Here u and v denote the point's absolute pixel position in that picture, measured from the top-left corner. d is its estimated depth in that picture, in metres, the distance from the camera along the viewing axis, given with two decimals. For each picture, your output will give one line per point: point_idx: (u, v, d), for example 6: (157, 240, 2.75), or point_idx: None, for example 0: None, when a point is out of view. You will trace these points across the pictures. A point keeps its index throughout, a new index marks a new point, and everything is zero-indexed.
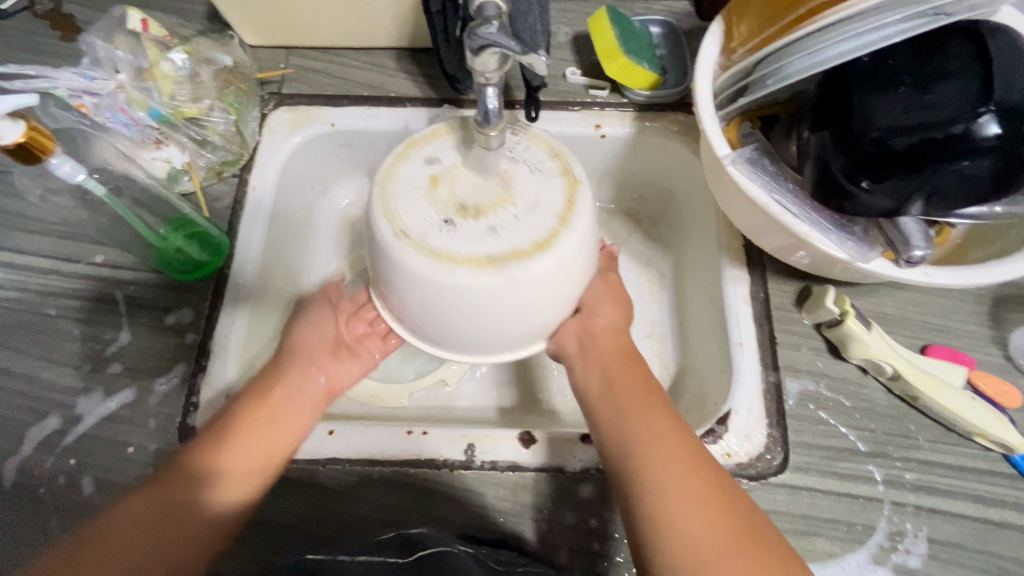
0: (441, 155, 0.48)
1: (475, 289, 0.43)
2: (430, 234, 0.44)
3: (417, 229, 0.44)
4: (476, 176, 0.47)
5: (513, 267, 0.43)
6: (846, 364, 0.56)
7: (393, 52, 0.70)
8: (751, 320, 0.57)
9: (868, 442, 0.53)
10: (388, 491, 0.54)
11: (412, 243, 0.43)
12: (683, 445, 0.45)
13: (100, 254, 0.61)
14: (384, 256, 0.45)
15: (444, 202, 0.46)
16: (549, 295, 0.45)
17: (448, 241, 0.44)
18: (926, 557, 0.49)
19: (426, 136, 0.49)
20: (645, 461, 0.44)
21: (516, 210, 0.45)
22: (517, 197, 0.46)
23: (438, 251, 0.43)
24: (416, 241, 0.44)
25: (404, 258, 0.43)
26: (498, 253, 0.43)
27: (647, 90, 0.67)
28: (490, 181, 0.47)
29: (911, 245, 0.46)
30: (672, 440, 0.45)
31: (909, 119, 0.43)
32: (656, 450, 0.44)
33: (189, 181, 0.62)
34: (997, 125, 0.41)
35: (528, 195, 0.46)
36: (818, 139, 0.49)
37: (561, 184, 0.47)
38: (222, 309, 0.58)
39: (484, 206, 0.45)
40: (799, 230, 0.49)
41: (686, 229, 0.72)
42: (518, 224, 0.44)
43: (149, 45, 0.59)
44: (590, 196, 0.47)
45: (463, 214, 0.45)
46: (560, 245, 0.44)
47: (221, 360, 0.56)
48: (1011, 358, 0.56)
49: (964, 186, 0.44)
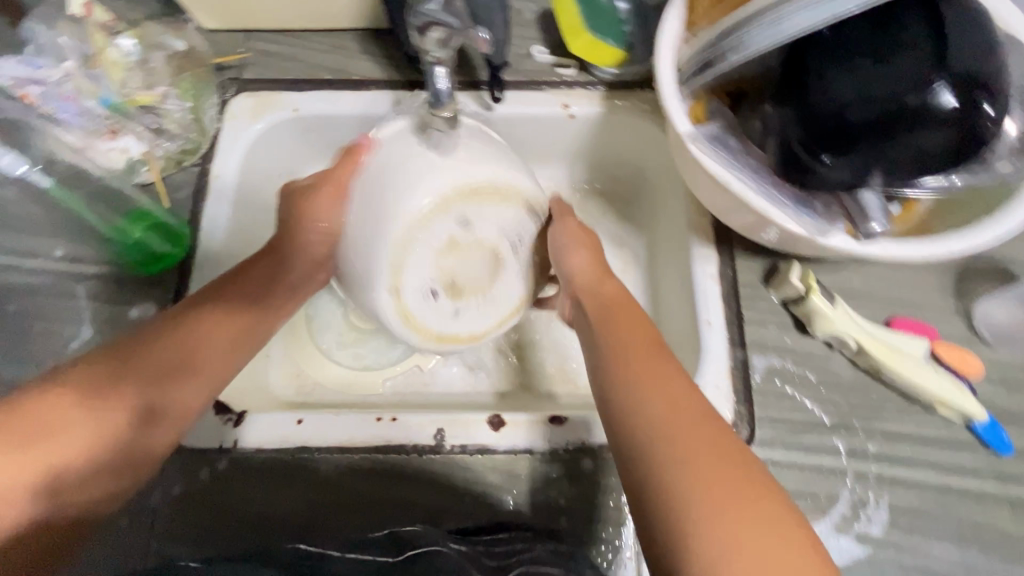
0: (471, 222, 0.49)
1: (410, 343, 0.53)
2: (415, 296, 0.50)
3: (406, 288, 0.49)
4: (479, 260, 0.51)
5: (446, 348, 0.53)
6: (813, 339, 0.56)
7: (355, 34, 0.69)
8: (719, 298, 0.57)
9: (833, 415, 0.54)
10: (363, 478, 0.54)
11: (398, 302, 0.49)
12: (722, 441, 0.40)
13: (58, 248, 0.59)
14: (369, 291, 0.50)
15: (446, 273, 0.50)
16: None
17: (421, 308, 0.50)
18: (886, 525, 0.50)
19: (475, 192, 0.48)
20: (682, 455, 0.39)
21: (484, 305, 0.52)
22: (494, 291, 0.52)
23: (409, 314, 0.50)
24: (403, 302, 0.49)
25: (389, 309, 0.50)
26: (447, 335, 0.52)
27: (615, 68, 0.66)
28: (485, 267, 0.51)
29: (869, 219, 0.47)
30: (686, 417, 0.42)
31: (865, 91, 0.43)
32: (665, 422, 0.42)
33: (148, 172, 0.60)
34: (951, 95, 0.41)
35: (500, 295, 0.52)
36: (781, 114, 0.49)
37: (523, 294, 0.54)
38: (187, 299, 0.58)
39: (468, 290, 0.51)
40: (760, 207, 0.48)
41: (657, 209, 0.72)
42: (476, 315, 0.52)
43: (95, 31, 0.58)
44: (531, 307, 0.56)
45: (448, 293, 0.51)
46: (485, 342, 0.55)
47: None
48: (973, 329, 0.57)
49: (920, 158, 0.43)
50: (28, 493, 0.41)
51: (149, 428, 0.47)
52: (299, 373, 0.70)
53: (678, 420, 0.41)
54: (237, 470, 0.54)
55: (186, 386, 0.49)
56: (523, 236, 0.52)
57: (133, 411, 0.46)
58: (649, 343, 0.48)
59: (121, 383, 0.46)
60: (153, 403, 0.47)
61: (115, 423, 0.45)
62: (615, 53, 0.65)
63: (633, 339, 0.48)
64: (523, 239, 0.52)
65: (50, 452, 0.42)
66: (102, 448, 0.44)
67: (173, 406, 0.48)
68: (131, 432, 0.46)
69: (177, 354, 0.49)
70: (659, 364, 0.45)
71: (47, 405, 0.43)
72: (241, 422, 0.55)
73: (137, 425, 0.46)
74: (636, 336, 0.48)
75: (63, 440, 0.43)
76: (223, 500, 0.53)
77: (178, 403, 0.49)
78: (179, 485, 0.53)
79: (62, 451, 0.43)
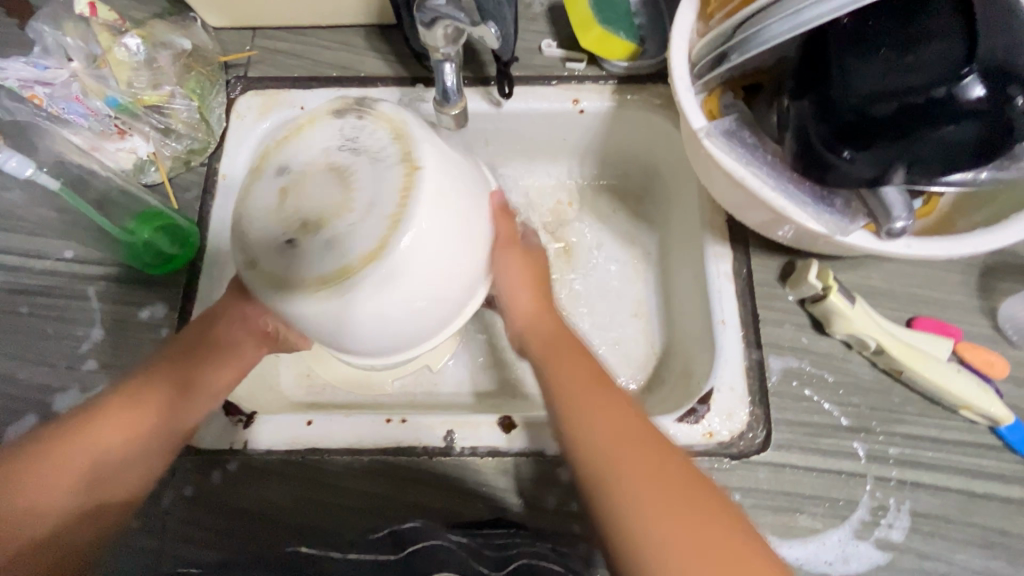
0: (286, 165, 0.52)
1: (336, 308, 0.48)
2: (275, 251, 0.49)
3: (263, 252, 0.50)
4: (320, 180, 0.50)
5: (346, 286, 0.47)
6: (831, 339, 0.55)
7: (362, 29, 0.67)
8: (734, 297, 0.56)
9: (852, 417, 0.52)
10: (371, 480, 0.54)
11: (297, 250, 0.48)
12: (669, 461, 0.41)
13: (69, 250, 0.60)
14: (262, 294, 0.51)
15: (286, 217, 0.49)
16: (427, 294, 0.50)
17: (295, 261, 0.48)
18: (907, 531, 0.49)
19: (278, 145, 0.53)
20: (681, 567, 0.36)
21: (354, 216, 0.48)
22: (355, 200, 0.49)
23: (285, 275, 0.48)
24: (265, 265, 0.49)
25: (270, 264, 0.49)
26: (330, 272, 0.47)
27: (626, 61, 0.64)
28: (330, 184, 0.49)
29: (892, 216, 0.44)
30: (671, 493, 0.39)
31: (889, 84, 0.41)
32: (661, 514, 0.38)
33: (156, 172, 0.60)
34: (981, 87, 0.39)
35: (363, 198, 0.48)
36: (797, 108, 0.46)
37: (399, 173, 0.48)
38: (198, 299, 0.58)
39: (324, 215, 0.48)
40: (777, 204, 0.47)
41: (670, 205, 0.70)
42: (356, 231, 0.48)
43: (101, 29, 0.57)
44: (430, 180, 0.48)
45: (302, 231, 0.48)
46: (392, 250, 0.47)
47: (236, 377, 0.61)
48: (1000, 329, 0.55)
49: (947, 154, 0.42)
50: (77, 486, 0.44)
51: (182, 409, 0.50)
52: (309, 372, 0.69)
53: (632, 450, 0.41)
54: (248, 471, 0.54)
55: (212, 369, 0.52)
56: (348, 135, 0.52)
57: (162, 396, 0.49)
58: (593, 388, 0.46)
59: (144, 376, 0.50)
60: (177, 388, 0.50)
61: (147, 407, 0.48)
62: (628, 48, 0.63)
63: (587, 375, 0.47)
64: (351, 139, 0.51)
65: (83, 452, 0.45)
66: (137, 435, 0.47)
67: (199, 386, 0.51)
68: (167, 414, 0.49)
69: (180, 353, 0.52)
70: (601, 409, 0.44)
71: (88, 407, 0.47)
72: (250, 423, 0.55)
73: (166, 409, 0.49)
74: (571, 376, 0.47)
75: (91, 438, 0.45)
76: (234, 501, 0.53)
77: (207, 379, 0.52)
78: (190, 486, 0.53)
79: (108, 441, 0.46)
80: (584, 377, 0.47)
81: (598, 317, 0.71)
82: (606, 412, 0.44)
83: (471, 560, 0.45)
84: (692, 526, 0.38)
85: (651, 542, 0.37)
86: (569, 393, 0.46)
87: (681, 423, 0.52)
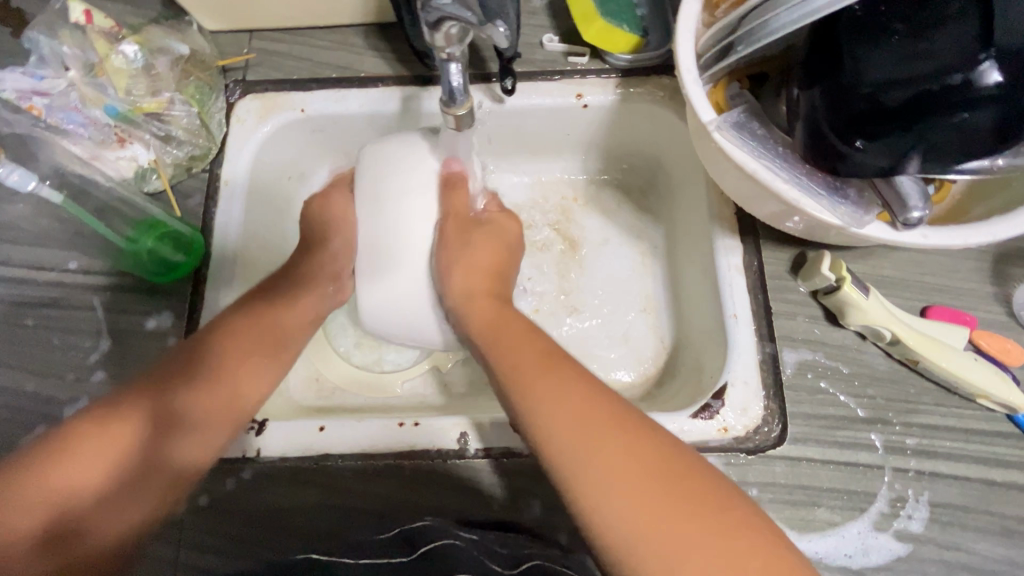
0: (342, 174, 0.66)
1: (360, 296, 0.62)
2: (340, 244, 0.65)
3: None
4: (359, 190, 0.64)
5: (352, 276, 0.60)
6: (845, 330, 0.54)
7: (361, 29, 0.66)
8: (745, 290, 0.56)
9: (868, 409, 0.52)
10: (384, 484, 0.53)
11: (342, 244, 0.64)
12: (632, 428, 0.40)
13: (73, 261, 0.59)
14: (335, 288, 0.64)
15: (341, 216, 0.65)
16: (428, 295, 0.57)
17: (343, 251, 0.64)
18: (926, 521, 0.49)
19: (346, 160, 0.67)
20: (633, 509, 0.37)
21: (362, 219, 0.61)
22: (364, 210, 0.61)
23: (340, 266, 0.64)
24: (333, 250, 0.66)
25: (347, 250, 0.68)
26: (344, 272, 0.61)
27: (630, 54, 0.63)
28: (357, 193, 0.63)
29: (908, 206, 0.43)
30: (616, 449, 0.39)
31: (902, 71, 0.41)
32: (603, 460, 0.38)
33: (158, 180, 0.59)
34: (997, 73, 0.38)
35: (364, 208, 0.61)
36: (808, 98, 0.46)
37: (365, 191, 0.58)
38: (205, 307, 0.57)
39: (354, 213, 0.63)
40: (789, 196, 0.46)
41: (677, 198, 0.70)
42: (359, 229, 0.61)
43: (96, 37, 0.57)
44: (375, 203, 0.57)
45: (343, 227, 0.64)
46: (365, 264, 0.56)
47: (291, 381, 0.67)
48: (1015, 315, 0.54)
49: (964, 142, 0.41)
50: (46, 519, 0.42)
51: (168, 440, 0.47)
52: (318, 377, 0.69)
53: (594, 419, 0.40)
54: (263, 477, 0.53)
55: (191, 393, 0.49)
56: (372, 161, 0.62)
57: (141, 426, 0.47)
58: (545, 365, 0.45)
59: (121, 400, 0.47)
60: (165, 413, 0.48)
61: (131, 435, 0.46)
62: (631, 39, 0.62)
63: (540, 348, 0.47)
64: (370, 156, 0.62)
65: (60, 485, 0.43)
66: (124, 463, 0.45)
67: (186, 413, 0.48)
68: (146, 446, 0.46)
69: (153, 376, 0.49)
70: (552, 379, 0.43)
71: (66, 438, 0.45)
72: (262, 431, 0.54)
73: (150, 439, 0.47)
74: (524, 356, 0.47)
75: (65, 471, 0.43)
76: (249, 509, 0.53)
77: (187, 408, 0.49)
78: (204, 495, 0.53)
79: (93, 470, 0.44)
80: (537, 351, 0.47)
81: (606, 314, 0.70)
82: (540, 371, 0.44)
83: (488, 561, 0.44)
84: (641, 479, 0.37)
85: (599, 498, 0.38)
86: (519, 373, 0.45)
87: (696, 419, 0.51)
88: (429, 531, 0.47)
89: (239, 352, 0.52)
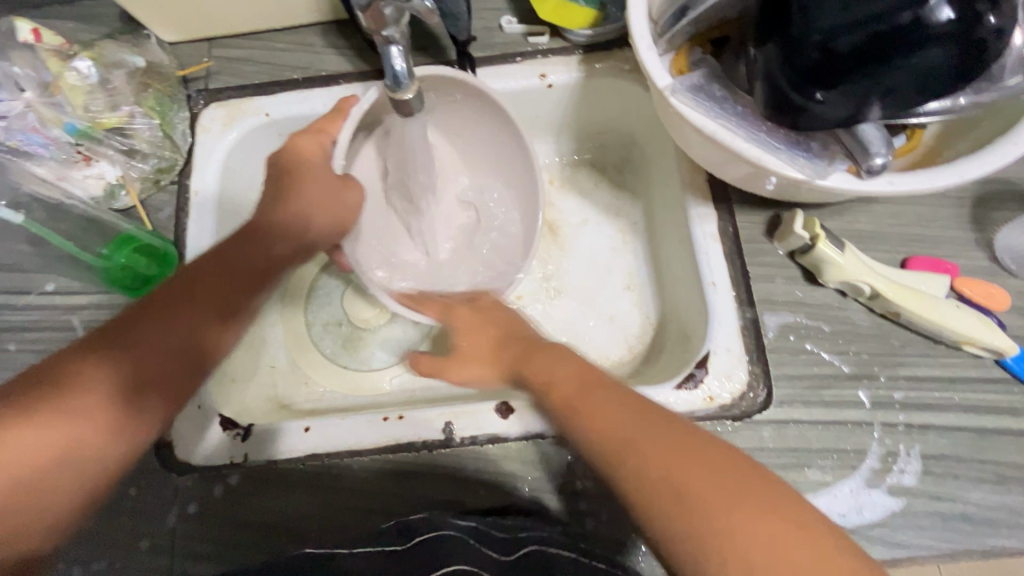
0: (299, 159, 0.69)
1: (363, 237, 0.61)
2: None
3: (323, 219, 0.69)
4: None
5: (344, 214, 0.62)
6: (824, 289, 0.53)
7: (318, 28, 0.66)
8: (722, 257, 0.55)
9: (853, 365, 0.51)
10: (371, 479, 0.53)
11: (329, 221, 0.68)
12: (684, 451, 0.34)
13: (51, 282, 0.59)
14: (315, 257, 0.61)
15: None
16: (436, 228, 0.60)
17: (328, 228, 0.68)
18: (919, 474, 0.48)
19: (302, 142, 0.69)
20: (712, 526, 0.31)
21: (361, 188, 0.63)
22: None
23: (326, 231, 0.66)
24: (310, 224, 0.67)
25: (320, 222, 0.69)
26: None
27: (589, 28, 0.62)
28: None
29: (870, 154, 0.43)
30: (667, 441, 0.35)
31: (855, 15, 0.40)
32: (659, 463, 0.34)
33: (127, 196, 0.60)
34: (948, 8, 0.38)
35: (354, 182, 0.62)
36: (763, 54, 0.44)
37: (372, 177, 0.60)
38: None
39: None
40: (751, 155, 0.46)
41: (651, 173, 0.69)
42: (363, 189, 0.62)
43: (49, 56, 0.56)
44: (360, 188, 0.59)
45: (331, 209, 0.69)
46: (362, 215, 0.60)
47: (286, 383, 0.67)
48: (998, 260, 0.53)
49: (921, 81, 0.40)
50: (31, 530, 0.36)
51: (136, 446, 0.40)
52: (307, 380, 0.69)
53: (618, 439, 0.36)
54: (251, 481, 0.53)
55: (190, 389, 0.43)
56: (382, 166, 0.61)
57: (140, 424, 0.40)
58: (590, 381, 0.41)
59: (94, 388, 0.38)
60: (155, 413, 0.41)
61: (86, 445, 0.37)
62: (589, 14, 0.61)
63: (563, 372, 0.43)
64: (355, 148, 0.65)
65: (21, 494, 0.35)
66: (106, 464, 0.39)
67: (172, 408, 0.42)
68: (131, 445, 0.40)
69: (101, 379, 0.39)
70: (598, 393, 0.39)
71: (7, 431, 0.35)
72: (248, 436, 0.54)
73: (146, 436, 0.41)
74: (570, 376, 0.42)
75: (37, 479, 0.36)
76: (238, 515, 0.53)
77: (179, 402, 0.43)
78: (195, 502, 0.53)
79: (65, 473, 0.37)
80: (574, 369, 0.42)
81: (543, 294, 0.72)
82: (570, 374, 0.42)
83: (486, 550, 0.42)
84: (690, 480, 0.32)
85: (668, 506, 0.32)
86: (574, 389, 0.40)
87: (680, 389, 0.51)
88: (425, 523, 0.44)
89: (220, 329, 0.45)
